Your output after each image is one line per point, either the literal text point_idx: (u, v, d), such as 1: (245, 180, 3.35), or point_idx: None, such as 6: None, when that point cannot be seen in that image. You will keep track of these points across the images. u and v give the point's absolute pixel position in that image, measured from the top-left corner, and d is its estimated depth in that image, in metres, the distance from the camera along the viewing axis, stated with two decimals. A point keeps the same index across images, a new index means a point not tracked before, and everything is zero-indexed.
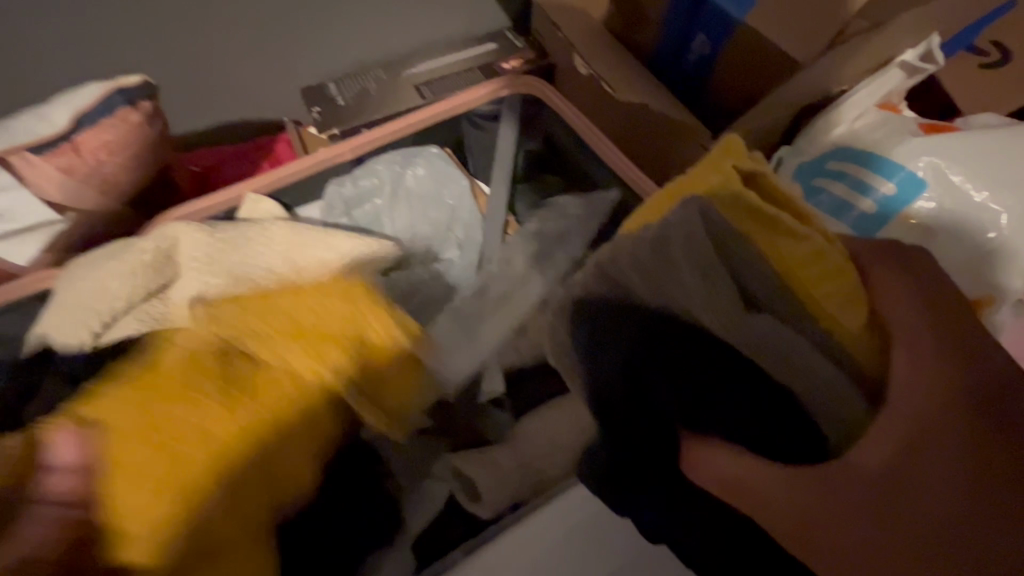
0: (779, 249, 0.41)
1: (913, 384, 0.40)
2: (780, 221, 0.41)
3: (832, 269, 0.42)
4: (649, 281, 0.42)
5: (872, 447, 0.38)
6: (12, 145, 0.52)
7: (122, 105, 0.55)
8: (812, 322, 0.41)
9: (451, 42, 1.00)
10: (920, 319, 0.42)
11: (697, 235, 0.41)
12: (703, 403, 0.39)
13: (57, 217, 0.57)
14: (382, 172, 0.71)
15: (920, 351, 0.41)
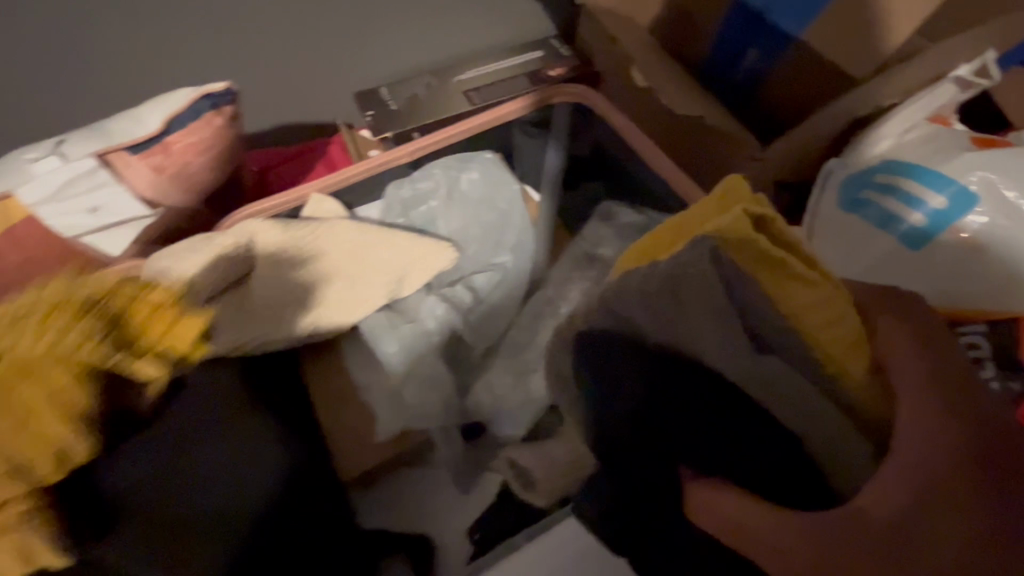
0: (786, 297, 0.41)
1: (922, 432, 0.41)
2: (788, 269, 0.41)
3: (835, 314, 0.42)
4: (656, 318, 0.43)
5: (884, 495, 0.39)
6: (109, 145, 0.56)
7: (208, 109, 0.59)
8: (816, 365, 0.42)
9: (499, 49, 1.03)
10: (921, 364, 0.43)
11: (708, 279, 0.41)
12: (710, 443, 0.41)
13: (148, 211, 0.59)
14: (439, 176, 0.74)
15: (927, 397, 0.42)
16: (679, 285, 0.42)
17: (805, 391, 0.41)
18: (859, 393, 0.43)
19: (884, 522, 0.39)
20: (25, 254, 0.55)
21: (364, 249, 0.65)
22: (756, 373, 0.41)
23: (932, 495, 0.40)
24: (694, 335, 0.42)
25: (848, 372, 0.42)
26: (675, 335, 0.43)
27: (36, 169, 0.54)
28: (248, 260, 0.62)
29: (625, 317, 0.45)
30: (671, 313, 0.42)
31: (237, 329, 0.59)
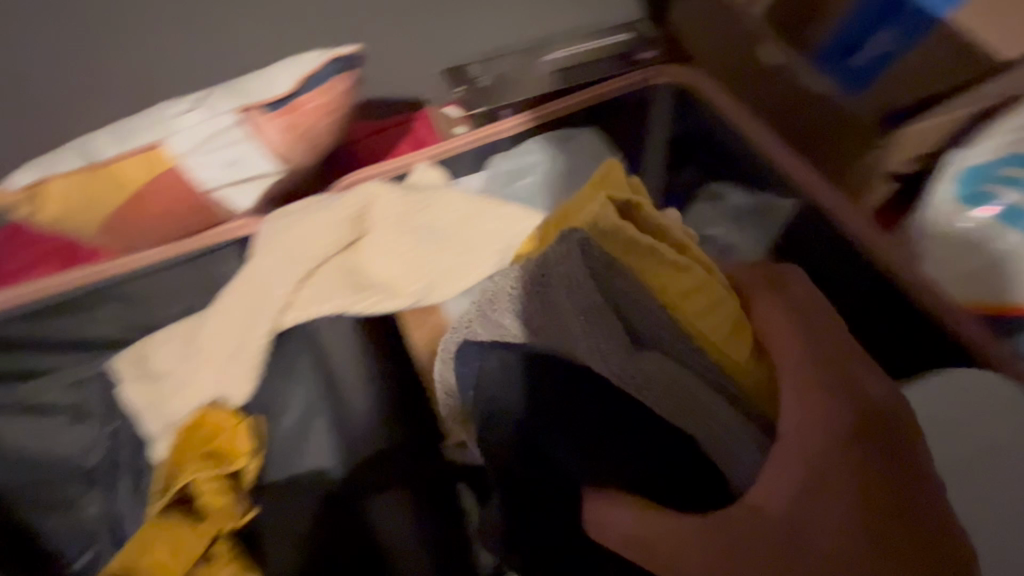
0: (660, 279, 0.54)
1: (800, 417, 0.49)
2: (666, 256, 0.54)
3: (714, 298, 0.55)
4: (544, 320, 0.52)
5: (773, 481, 0.47)
6: (249, 102, 0.58)
7: (338, 72, 0.61)
8: (695, 343, 0.54)
9: (586, 31, 1.03)
10: (798, 353, 0.53)
11: (577, 266, 0.53)
12: (609, 449, 0.47)
13: (277, 168, 0.61)
14: (541, 151, 0.75)
15: (800, 383, 0.51)
16: (550, 278, 0.53)
17: (682, 370, 0.52)
18: (737, 373, 0.54)
19: (772, 506, 0.46)
20: (167, 204, 0.57)
21: (474, 219, 0.64)
22: (637, 366, 0.50)
23: (814, 474, 0.47)
24: (569, 335, 0.51)
25: (724, 342, 0.54)
26: (556, 336, 0.51)
27: (182, 122, 0.56)
28: (363, 224, 0.63)
29: (524, 331, 0.52)
30: (551, 313, 0.52)
31: (359, 291, 0.60)
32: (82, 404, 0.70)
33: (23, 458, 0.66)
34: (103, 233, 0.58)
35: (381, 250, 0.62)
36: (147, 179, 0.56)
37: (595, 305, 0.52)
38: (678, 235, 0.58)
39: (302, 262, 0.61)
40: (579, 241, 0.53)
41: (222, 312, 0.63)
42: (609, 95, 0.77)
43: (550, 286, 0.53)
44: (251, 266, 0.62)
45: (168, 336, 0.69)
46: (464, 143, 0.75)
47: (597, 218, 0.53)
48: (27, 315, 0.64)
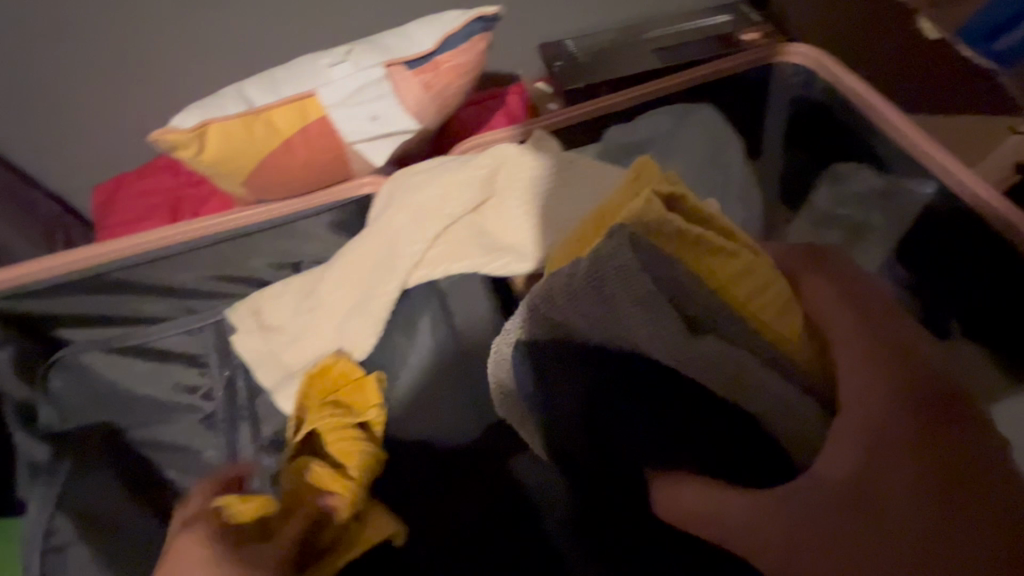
0: (707, 267, 0.41)
1: (865, 387, 0.41)
2: (711, 243, 0.41)
3: (766, 281, 0.43)
4: (581, 315, 0.44)
5: (836, 457, 0.40)
6: (393, 58, 0.59)
7: (478, 32, 0.61)
8: (754, 336, 0.42)
9: (686, 12, 1.01)
10: (856, 321, 0.44)
11: (630, 265, 0.40)
12: (667, 429, 0.42)
13: (413, 125, 0.62)
14: (658, 125, 0.74)
15: (861, 352, 0.43)
16: (601, 280, 0.41)
17: (753, 368, 0.41)
18: (805, 365, 0.44)
19: (835, 481, 0.40)
20: (311, 155, 0.59)
21: (600, 177, 0.64)
22: (690, 355, 0.41)
23: (884, 452, 0.40)
24: (618, 325, 0.43)
25: (780, 330, 0.43)
26: (596, 320, 0.44)
27: (335, 73, 0.58)
28: (490, 186, 0.63)
29: (562, 323, 0.46)
30: (597, 311, 0.42)
31: (489, 251, 0.61)
32: (199, 351, 0.71)
33: (153, 397, 0.70)
34: (249, 180, 0.60)
35: (507, 212, 0.62)
36: (297, 128, 0.58)
37: (643, 293, 0.40)
38: (722, 221, 0.44)
39: (436, 220, 0.62)
40: (622, 238, 0.40)
41: (349, 265, 0.64)
42: (720, 73, 0.77)
43: (602, 280, 0.41)
44: (386, 220, 0.63)
45: (284, 288, 0.69)
46: (579, 112, 0.76)
47: (639, 210, 0.39)
48: (159, 260, 0.66)
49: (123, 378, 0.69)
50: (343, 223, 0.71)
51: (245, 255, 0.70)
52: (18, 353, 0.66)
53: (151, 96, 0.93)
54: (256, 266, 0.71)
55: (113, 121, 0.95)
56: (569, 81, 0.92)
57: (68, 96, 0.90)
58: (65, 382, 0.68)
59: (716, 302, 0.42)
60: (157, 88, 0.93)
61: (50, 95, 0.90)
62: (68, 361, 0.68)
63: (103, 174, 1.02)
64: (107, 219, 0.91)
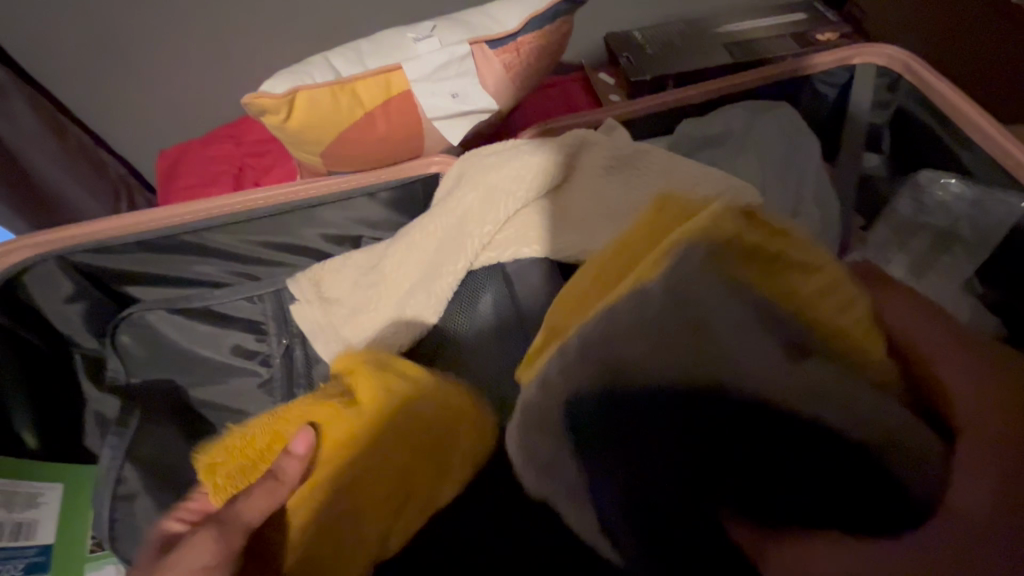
0: (789, 286, 0.34)
1: (978, 398, 0.34)
2: (784, 262, 0.35)
3: (844, 299, 0.35)
4: (663, 355, 0.31)
5: (978, 474, 0.32)
6: (476, 36, 0.60)
7: (562, 15, 0.61)
8: (841, 356, 0.33)
9: (760, 9, 0.99)
10: (950, 339, 0.37)
11: (713, 280, 0.31)
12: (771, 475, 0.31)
13: (490, 105, 0.63)
14: (733, 120, 0.72)
15: (963, 371, 0.35)
16: (695, 300, 0.31)
17: (876, 401, 0.31)
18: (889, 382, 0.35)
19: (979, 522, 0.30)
20: (390, 128, 0.60)
21: (681, 166, 0.63)
22: (810, 388, 0.31)
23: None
24: (721, 355, 0.31)
25: (873, 355, 0.34)
26: (680, 349, 0.31)
27: (420, 49, 0.60)
28: (565, 171, 0.64)
29: (620, 362, 0.32)
30: (681, 342, 0.31)
31: (561, 237, 0.62)
32: (258, 318, 0.72)
33: (214, 357, 0.72)
34: (328, 150, 0.61)
35: (584, 200, 0.62)
36: (380, 101, 0.59)
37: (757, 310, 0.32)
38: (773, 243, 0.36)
39: (510, 200, 0.62)
40: (701, 256, 0.31)
41: (418, 241, 0.64)
42: (795, 72, 0.75)
43: (692, 298, 0.31)
44: (456, 199, 0.63)
45: (344, 262, 0.69)
46: (651, 104, 0.75)
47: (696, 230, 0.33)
48: (229, 225, 0.67)
49: (185, 338, 0.70)
50: (408, 201, 0.71)
51: (307, 224, 0.70)
52: (90, 307, 0.68)
53: (223, 67, 0.95)
54: (318, 238, 0.71)
55: (184, 89, 0.97)
56: (637, 71, 0.90)
57: (145, 63, 0.92)
58: (131, 339, 0.69)
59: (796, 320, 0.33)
60: (230, 60, 0.94)
61: (127, 62, 0.92)
62: (135, 318, 0.69)
63: (171, 140, 1.05)
64: (171, 183, 0.93)
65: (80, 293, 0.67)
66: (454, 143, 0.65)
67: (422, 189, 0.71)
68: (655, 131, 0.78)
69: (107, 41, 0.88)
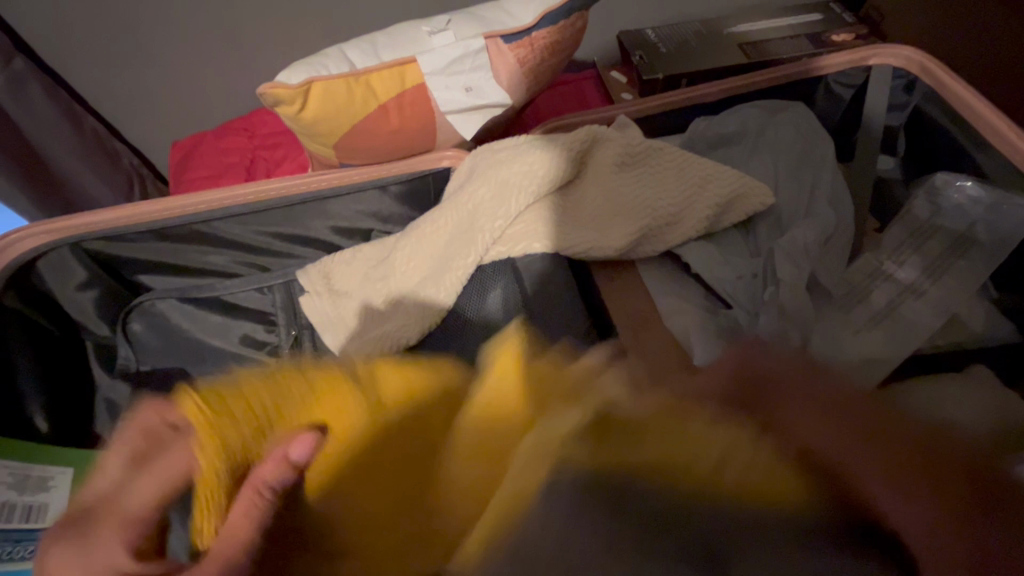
0: (666, 458, 0.31)
1: (900, 491, 0.30)
2: (624, 429, 0.32)
3: (721, 448, 0.31)
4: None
5: None
6: (492, 30, 0.60)
7: (579, 11, 0.61)
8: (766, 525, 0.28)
9: (775, 11, 0.99)
10: (853, 436, 0.32)
11: (562, 480, 0.30)
12: None
13: (503, 100, 0.63)
14: (747, 118, 0.72)
15: (861, 450, 0.32)
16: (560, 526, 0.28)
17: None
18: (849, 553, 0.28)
19: None
20: (403, 121, 0.61)
21: (693, 163, 0.63)
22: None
23: None
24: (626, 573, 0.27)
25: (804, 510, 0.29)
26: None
27: (435, 42, 0.60)
28: (577, 167, 0.64)
29: None
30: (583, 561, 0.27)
31: (572, 233, 0.62)
32: (267, 309, 0.73)
33: (223, 348, 0.72)
34: (341, 142, 0.61)
35: (592, 199, 0.62)
36: (394, 93, 0.59)
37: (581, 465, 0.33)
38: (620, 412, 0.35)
39: (520, 197, 0.62)
40: (558, 484, 0.30)
41: (426, 236, 0.64)
42: (810, 73, 0.75)
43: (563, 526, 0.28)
44: (467, 195, 0.63)
45: (354, 255, 0.69)
46: (665, 101, 0.75)
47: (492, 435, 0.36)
48: (240, 216, 0.68)
49: (195, 326, 0.72)
50: (419, 194, 0.71)
51: (316, 216, 0.70)
52: (103, 294, 0.69)
53: (239, 60, 0.96)
54: (328, 230, 0.72)
55: (200, 81, 0.98)
56: (650, 70, 0.90)
57: (161, 56, 0.93)
58: (142, 327, 0.71)
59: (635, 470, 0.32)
60: (247, 53, 0.95)
61: (144, 54, 0.92)
62: (146, 307, 0.71)
63: (183, 130, 1.05)
64: (184, 173, 0.94)
65: (92, 281, 0.68)
66: (467, 137, 0.65)
67: (434, 182, 0.71)
68: (667, 130, 0.77)
69: (124, 33, 0.89)
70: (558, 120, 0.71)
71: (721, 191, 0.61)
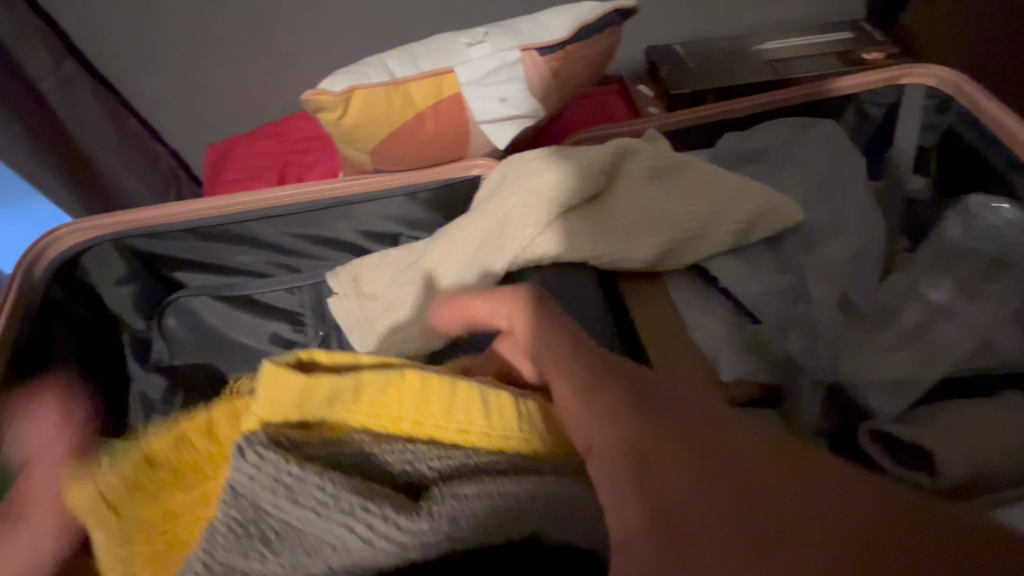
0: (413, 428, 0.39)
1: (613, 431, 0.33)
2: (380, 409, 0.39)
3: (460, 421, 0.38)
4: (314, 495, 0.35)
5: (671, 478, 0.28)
6: (528, 43, 0.61)
7: (613, 25, 0.63)
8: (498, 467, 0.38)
9: (805, 29, 0.99)
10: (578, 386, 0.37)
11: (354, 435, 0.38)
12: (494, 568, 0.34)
13: (536, 110, 0.64)
14: (776, 135, 0.72)
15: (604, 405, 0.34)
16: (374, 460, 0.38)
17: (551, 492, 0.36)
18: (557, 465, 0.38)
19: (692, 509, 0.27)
20: (438, 128, 0.62)
21: (721, 177, 0.63)
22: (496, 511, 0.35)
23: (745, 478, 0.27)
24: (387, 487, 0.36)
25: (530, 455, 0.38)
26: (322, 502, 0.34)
27: (472, 54, 0.61)
28: (608, 178, 0.65)
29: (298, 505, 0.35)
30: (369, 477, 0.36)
31: (604, 240, 0.62)
32: (298, 310, 0.75)
33: (253, 346, 0.74)
34: (376, 148, 0.63)
35: (623, 209, 0.63)
36: (431, 102, 0.61)
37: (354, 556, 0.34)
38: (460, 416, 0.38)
39: (552, 203, 0.62)
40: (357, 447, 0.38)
41: (455, 244, 0.65)
42: (840, 91, 0.76)
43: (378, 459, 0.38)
44: (497, 203, 0.64)
45: (383, 259, 0.71)
46: (696, 115, 0.76)
47: (381, 374, 0.39)
48: (275, 218, 0.70)
49: (226, 325, 0.74)
50: (449, 200, 0.72)
51: (346, 221, 0.72)
52: (139, 290, 0.72)
53: (276, 67, 0.99)
54: (359, 234, 0.74)
55: (237, 86, 1.01)
56: (677, 85, 0.90)
57: (202, 63, 0.96)
58: (177, 322, 0.74)
59: (459, 456, 0.38)
60: (284, 61, 0.98)
61: (186, 60, 0.96)
62: (181, 303, 0.74)
63: (218, 134, 1.08)
64: (218, 176, 0.96)
65: (130, 276, 0.70)
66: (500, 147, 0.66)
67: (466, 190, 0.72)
68: (694, 145, 0.78)
69: (168, 39, 0.92)
70: (594, 132, 0.72)
71: (751, 205, 0.61)
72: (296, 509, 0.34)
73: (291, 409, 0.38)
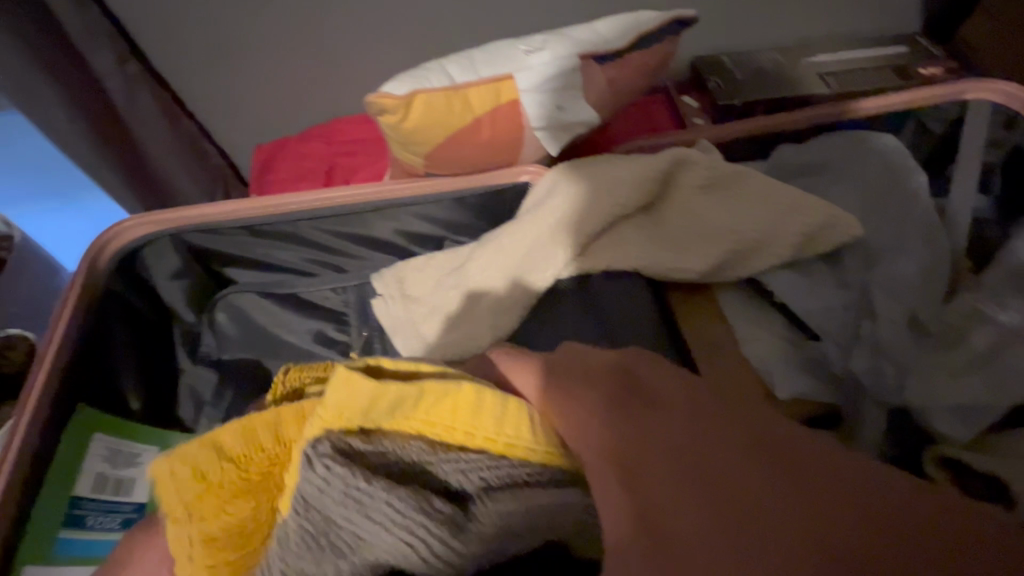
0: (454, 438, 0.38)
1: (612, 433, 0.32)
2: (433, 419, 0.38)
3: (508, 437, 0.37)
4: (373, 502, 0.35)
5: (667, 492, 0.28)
6: (587, 51, 0.61)
7: (671, 35, 0.64)
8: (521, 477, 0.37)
9: (857, 42, 0.97)
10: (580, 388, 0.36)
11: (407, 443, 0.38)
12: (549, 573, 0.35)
13: (593, 117, 0.63)
14: (832, 148, 0.71)
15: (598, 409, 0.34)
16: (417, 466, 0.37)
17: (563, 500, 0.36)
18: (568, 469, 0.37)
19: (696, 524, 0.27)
20: (493, 134, 0.63)
21: (780, 190, 0.62)
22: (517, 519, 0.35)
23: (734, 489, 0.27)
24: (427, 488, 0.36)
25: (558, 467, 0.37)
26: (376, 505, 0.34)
27: (532, 60, 0.60)
28: (663, 188, 0.64)
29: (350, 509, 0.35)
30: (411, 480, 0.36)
31: (659, 248, 0.62)
32: (343, 310, 0.75)
33: (298, 344, 0.73)
34: (432, 152, 0.63)
35: (678, 219, 0.63)
36: (489, 107, 0.61)
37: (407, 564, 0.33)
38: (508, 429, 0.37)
39: (608, 212, 0.62)
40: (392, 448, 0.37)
41: (498, 248, 0.65)
42: (899, 105, 0.75)
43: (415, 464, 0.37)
44: (545, 208, 0.63)
45: (428, 261, 0.71)
46: (748, 127, 0.76)
47: (442, 384, 0.38)
48: (326, 218, 0.71)
49: (273, 323, 0.74)
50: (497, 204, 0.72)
51: (395, 222, 0.73)
52: (192, 284, 0.72)
53: (325, 71, 1.01)
54: (407, 236, 0.74)
55: (286, 89, 1.03)
56: (725, 96, 0.89)
57: (255, 66, 0.99)
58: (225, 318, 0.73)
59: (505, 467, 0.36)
60: (333, 65, 1.00)
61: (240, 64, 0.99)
62: (230, 299, 0.73)
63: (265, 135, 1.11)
64: (266, 176, 0.98)
65: (185, 270, 0.71)
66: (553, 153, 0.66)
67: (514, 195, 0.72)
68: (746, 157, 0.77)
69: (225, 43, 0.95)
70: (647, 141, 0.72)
71: (810, 220, 0.59)
72: (365, 520, 0.34)
73: (354, 414, 0.38)
